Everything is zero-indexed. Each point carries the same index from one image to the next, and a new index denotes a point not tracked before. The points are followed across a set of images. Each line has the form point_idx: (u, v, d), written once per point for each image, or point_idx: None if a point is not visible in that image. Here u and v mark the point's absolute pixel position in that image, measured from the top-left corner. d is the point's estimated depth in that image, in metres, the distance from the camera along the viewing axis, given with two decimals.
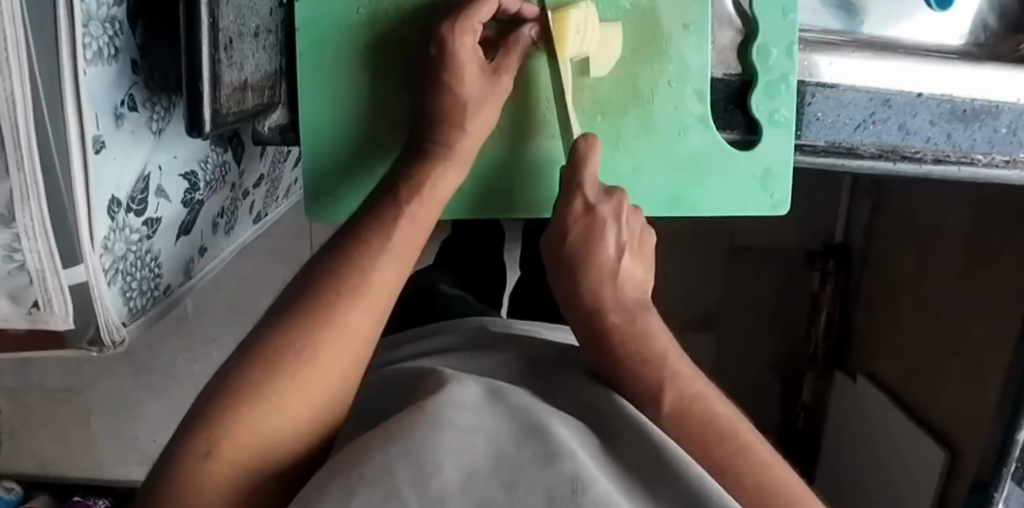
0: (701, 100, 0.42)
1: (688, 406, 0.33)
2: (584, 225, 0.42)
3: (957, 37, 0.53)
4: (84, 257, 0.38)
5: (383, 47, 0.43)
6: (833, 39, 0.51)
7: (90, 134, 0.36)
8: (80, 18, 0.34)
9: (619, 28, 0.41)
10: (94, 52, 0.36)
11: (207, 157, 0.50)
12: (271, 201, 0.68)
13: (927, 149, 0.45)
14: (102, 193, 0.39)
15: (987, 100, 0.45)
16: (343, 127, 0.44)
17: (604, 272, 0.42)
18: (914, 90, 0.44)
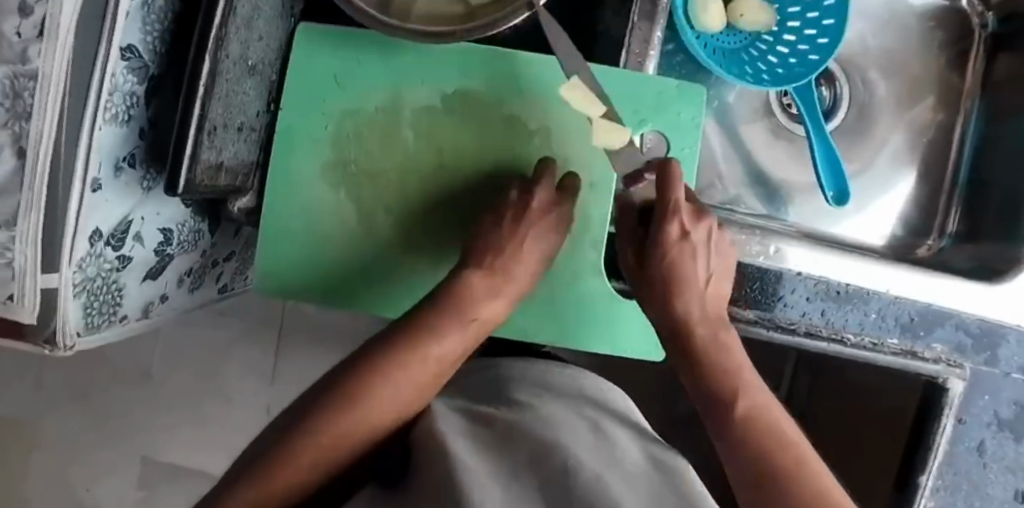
0: (596, 249, 0.47)
1: (754, 418, 0.40)
2: (677, 249, 0.44)
3: (877, 238, 0.61)
4: (60, 268, 0.44)
5: (354, 164, 0.47)
6: (759, 221, 0.57)
7: (90, 175, 0.44)
8: (107, 88, 0.43)
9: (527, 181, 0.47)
10: (112, 116, 0.45)
11: (184, 221, 0.57)
12: (239, 277, 0.75)
13: (802, 321, 0.51)
14: (88, 224, 0.45)
15: (859, 287, 0.52)
16: (331, 236, 0.48)
17: (692, 295, 0.44)
18: (793, 267, 0.51)
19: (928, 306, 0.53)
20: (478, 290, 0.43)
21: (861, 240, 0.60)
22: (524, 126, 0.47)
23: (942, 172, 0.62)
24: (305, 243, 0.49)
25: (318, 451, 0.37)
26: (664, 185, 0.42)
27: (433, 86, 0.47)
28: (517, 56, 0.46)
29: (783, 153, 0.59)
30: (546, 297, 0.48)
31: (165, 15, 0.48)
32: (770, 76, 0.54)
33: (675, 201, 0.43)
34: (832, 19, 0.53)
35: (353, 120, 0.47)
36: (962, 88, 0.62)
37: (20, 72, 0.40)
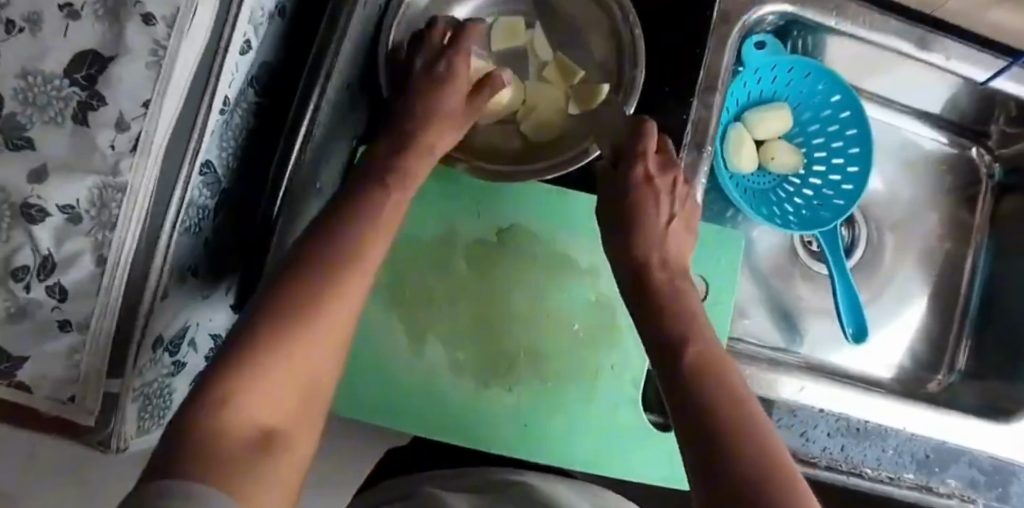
0: (634, 384, 0.51)
1: (705, 363, 0.34)
2: (637, 191, 0.42)
3: (884, 370, 0.63)
4: (124, 373, 0.45)
5: (410, 291, 0.50)
6: (775, 354, 0.60)
7: (160, 286, 0.46)
8: (184, 201, 0.45)
9: (576, 314, 0.50)
10: (185, 230, 0.47)
11: (236, 327, 0.58)
12: None
13: (823, 455, 0.54)
14: (153, 331, 0.47)
15: (879, 424, 0.55)
16: (388, 359, 0.49)
17: (651, 234, 0.42)
18: (815, 405, 0.53)
19: (944, 444, 0.55)
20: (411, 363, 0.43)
21: (869, 372, 0.63)
22: (573, 265, 0.50)
23: (952, 309, 0.65)
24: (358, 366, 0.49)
25: (288, 358, 0.32)
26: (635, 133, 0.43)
27: (489, 222, 0.50)
28: (570, 198, 0.50)
29: (800, 287, 0.63)
30: (579, 430, 0.50)
31: (240, 131, 0.50)
32: (797, 217, 0.59)
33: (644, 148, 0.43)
34: (856, 167, 0.59)
35: (408, 250, 0.50)
36: (973, 223, 0.67)
37: (110, 184, 0.40)
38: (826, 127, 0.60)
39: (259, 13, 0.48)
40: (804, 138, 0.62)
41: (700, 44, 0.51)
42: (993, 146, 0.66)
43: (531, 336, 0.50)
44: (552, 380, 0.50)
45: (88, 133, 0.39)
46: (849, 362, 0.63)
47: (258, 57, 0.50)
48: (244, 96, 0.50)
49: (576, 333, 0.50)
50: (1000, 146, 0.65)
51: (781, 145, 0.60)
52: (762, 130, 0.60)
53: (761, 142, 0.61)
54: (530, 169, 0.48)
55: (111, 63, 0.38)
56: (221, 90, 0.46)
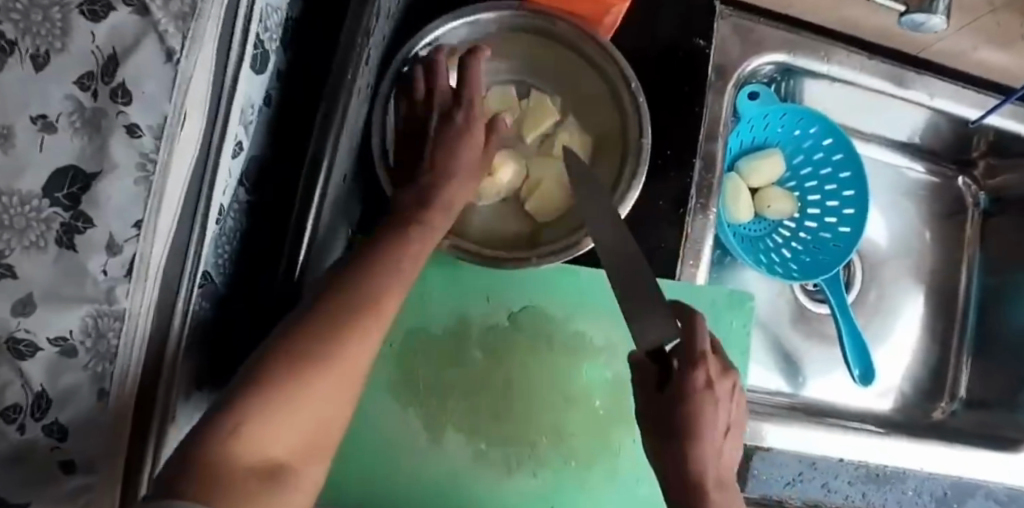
0: None
1: None
2: (701, 401, 0.35)
3: (883, 403, 0.64)
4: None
5: (424, 385, 0.48)
6: (778, 400, 0.61)
7: (169, 408, 0.43)
8: (184, 318, 0.43)
9: (595, 391, 0.49)
10: (188, 347, 0.44)
11: None
12: None
13: (846, 503, 0.55)
14: (162, 456, 0.43)
15: (897, 466, 0.55)
16: (406, 456, 0.48)
17: (707, 450, 0.35)
18: (836, 455, 0.54)
19: (960, 479, 0.56)
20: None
21: (870, 406, 0.64)
22: (589, 343, 0.49)
23: (949, 334, 0.67)
24: (378, 466, 0.48)
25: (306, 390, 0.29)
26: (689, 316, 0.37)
27: (499, 306, 0.48)
28: (580, 275, 0.49)
29: (799, 330, 0.64)
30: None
31: (234, 233, 0.48)
32: (798, 266, 0.60)
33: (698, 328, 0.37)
34: (852, 209, 0.59)
35: (418, 340, 0.48)
36: (963, 238, 0.68)
37: (107, 312, 0.28)
38: (818, 170, 0.60)
39: (249, 110, 0.46)
40: (796, 182, 0.62)
41: (698, 103, 0.51)
42: (978, 176, 0.67)
43: (553, 419, 0.49)
44: (576, 462, 0.49)
45: (74, 257, 0.27)
46: (852, 399, 0.63)
47: (249, 153, 0.48)
48: (235, 198, 0.47)
49: (598, 411, 0.49)
50: (986, 177, 0.66)
51: (774, 192, 0.60)
52: (757, 179, 0.60)
53: (756, 190, 0.61)
54: (536, 261, 0.45)
55: (95, 180, 0.27)
56: (215, 198, 0.44)
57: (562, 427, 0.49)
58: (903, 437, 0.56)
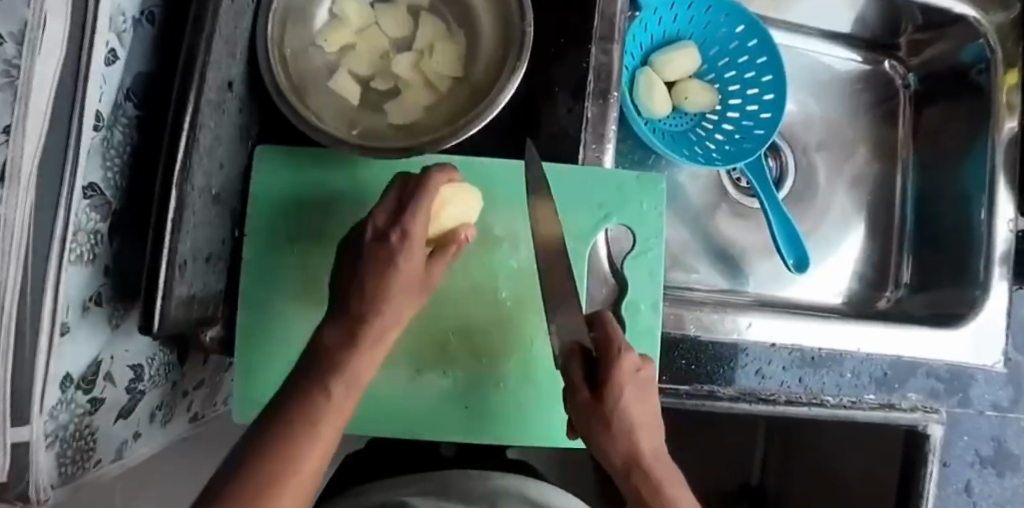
0: None
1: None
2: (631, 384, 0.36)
3: (834, 296, 0.63)
4: (31, 419, 0.41)
5: None
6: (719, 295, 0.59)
7: (58, 320, 0.42)
8: (72, 228, 0.43)
9: (503, 282, 0.48)
10: (76, 257, 0.44)
11: (155, 353, 0.55)
12: (211, 403, 0.70)
13: (781, 391, 0.52)
14: (58, 370, 0.44)
15: (833, 350, 0.53)
16: None
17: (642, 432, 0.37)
18: (768, 340, 0.51)
19: (900, 359, 0.55)
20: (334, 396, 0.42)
21: (821, 300, 0.62)
22: (491, 233, 0.48)
23: (892, 223, 0.65)
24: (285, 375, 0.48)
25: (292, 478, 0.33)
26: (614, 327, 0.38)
27: None
28: (480, 164, 0.48)
29: (733, 227, 0.62)
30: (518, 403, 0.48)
31: (125, 148, 0.48)
32: (720, 154, 0.58)
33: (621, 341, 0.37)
34: (771, 95, 0.58)
35: None
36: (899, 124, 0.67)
37: None
38: (735, 60, 0.60)
39: (121, 20, 0.45)
40: (716, 74, 0.60)
41: None
42: (904, 56, 0.66)
43: (463, 314, 0.48)
44: (488, 357, 0.48)
45: None
46: (805, 294, 0.62)
47: (132, 68, 0.48)
48: (122, 110, 0.48)
49: (504, 302, 0.48)
50: (911, 55, 0.65)
51: (694, 84, 0.59)
52: (671, 71, 0.58)
53: (673, 85, 0.59)
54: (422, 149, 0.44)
55: None
56: (91, 106, 0.43)
57: (470, 322, 0.48)
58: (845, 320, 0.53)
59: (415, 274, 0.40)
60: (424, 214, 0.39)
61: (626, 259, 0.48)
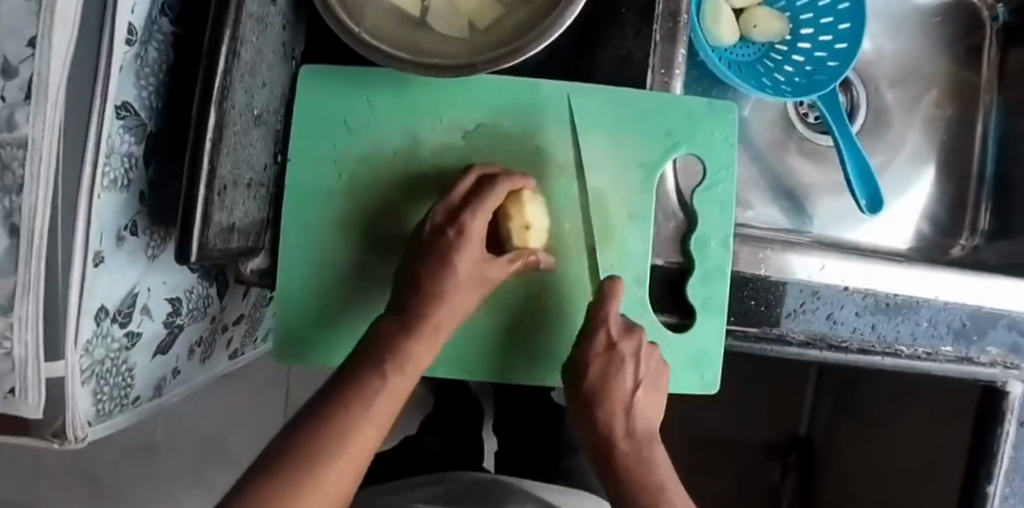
0: (639, 285, 0.45)
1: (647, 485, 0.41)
2: (603, 358, 0.42)
3: (900, 242, 0.59)
4: (65, 354, 0.39)
5: (379, 219, 0.46)
6: (783, 233, 0.56)
7: (92, 248, 0.38)
8: (105, 151, 0.38)
9: (569, 208, 0.45)
10: (110, 181, 0.40)
11: (193, 286, 0.52)
12: (250, 339, 0.68)
13: (853, 338, 0.48)
14: (93, 301, 0.40)
15: (908, 296, 0.49)
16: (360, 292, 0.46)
17: (614, 403, 0.43)
18: (841, 283, 0.48)
19: (979, 309, 0.51)
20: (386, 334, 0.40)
21: (886, 244, 0.59)
22: (552, 160, 0.45)
23: (968, 166, 0.60)
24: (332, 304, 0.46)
25: (353, 448, 0.36)
26: (606, 301, 0.42)
27: (453, 125, 0.44)
28: (544, 87, 0.44)
29: (798, 164, 0.59)
30: None
31: (160, 66, 0.44)
32: (790, 87, 0.53)
33: (607, 315, 0.43)
34: (847, 24, 0.53)
35: (369, 168, 0.45)
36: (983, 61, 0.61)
37: None
38: None
39: None
40: (788, 1, 0.56)
41: None
42: None
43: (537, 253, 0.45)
44: (550, 291, 0.46)
45: None
46: (873, 237, 0.58)
47: None
48: (157, 26, 0.43)
49: (566, 234, 0.45)
50: None
51: (762, 11, 0.54)
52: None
53: (740, 12, 0.55)
54: (484, 66, 0.39)
55: None
56: (121, 18, 0.38)
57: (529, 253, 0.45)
58: (921, 265, 0.50)
59: (468, 260, 0.41)
60: (478, 240, 0.42)
61: (697, 191, 0.45)
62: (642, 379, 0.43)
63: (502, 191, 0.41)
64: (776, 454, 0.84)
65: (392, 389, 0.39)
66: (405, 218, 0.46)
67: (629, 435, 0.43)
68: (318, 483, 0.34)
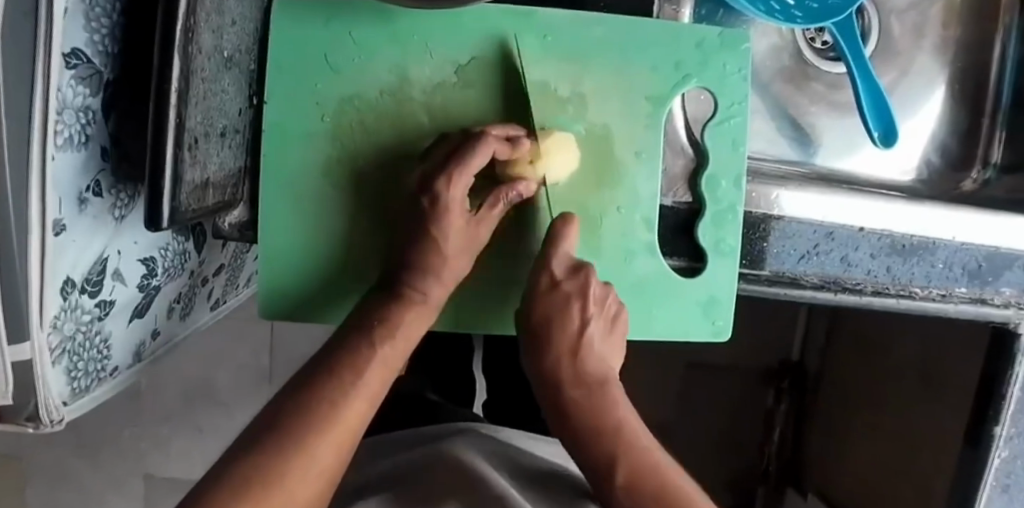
0: (648, 227, 0.42)
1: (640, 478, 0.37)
2: (546, 298, 0.40)
3: (906, 173, 0.57)
4: (30, 334, 0.35)
5: (371, 163, 0.42)
6: (789, 167, 0.54)
7: (51, 216, 0.35)
8: (54, 107, 0.34)
9: (574, 138, 0.41)
10: (65, 139, 0.35)
11: (168, 243, 0.48)
12: (232, 287, 0.65)
13: (867, 281, 0.46)
14: (56, 275, 0.37)
15: (925, 237, 0.47)
16: (348, 242, 0.43)
17: (562, 355, 0.41)
18: (854, 224, 0.46)
19: (997, 249, 0.48)
20: (385, 303, 0.39)
21: (889, 178, 0.57)
22: (554, 95, 0.41)
23: (982, 98, 0.58)
24: (320, 257, 0.43)
25: (348, 414, 0.34)
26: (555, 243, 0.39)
27: (445, 59, 0.41)
28: (544, 16, 0.41)
29: (807, 92, 0.56)
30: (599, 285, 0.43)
31: (113, 5, 0.38)
32: (802, 12, 0.48)
33: (552, 255, 0.40)
34: None
35: (355, 109, 0.41)
36: None
37: None
38: None
39: None
40: None
41: None
42: None
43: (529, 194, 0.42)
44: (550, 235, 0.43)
45: None
46: (869, 170, 0.56)
47: None
48: None
49: (572, 175, 0.42)
50: None
51: None
52: None
53: None
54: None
55: None
56: None
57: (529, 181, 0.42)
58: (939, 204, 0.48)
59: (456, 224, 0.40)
60: (458, 206, 0.40)
61: (707, 126, 0.43)
62: (590, 320, 0.41)
63: (488, 150, 0.38)
64: (772, 378, 0.86)
65: (382, 359, 0.37)
66: (395, 164, 0.42)
67: (577, 381, 0.41)
68: (311, 455, 0.32)
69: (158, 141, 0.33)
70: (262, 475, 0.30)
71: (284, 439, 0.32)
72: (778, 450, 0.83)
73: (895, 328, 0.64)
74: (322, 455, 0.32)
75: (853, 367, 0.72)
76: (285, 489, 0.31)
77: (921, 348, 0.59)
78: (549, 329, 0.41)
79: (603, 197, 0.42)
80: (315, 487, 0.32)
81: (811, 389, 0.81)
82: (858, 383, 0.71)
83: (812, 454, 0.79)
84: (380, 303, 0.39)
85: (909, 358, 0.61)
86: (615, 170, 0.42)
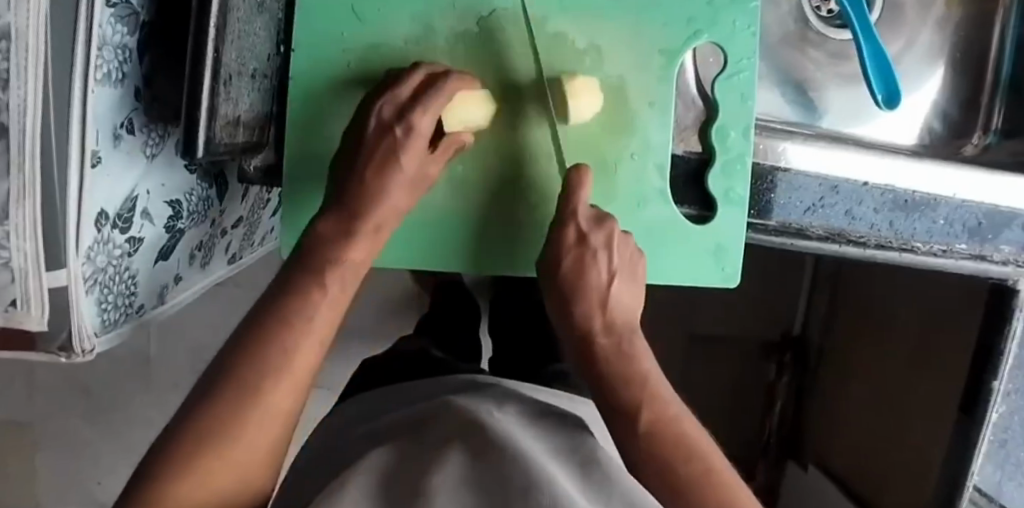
0: (661, 174, 0.44)
1: (662, 431, 0.36)
2: (575, 252, 0.40)
3: (909, 138, 0.59)
4: (67, 261, 0.37)
5: None
6: (795, 129, 0.55)
7: (90, 148, 0.36)
8: (96, 42, 0.35)
9: (596, 81, 0.42)
10: (104, 74, 0.37)
11: (192, 189, 0.50)
12: (247, 244, 0.67)
13: (871, 235, 0.48)
14: (93, 205, 0.38)
15: (927, 194, 0.49)
16: None
17: (590, 307, 0.40)
18: (859, 179, 0.47)
19: (995, 208, 0.50)
20: (331, 235, 0.38)
21: (896, 140, 0.59)
22: (570, 46, 0.43)
23: (985, 69, 0.60)
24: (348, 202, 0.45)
25: (319, 320, 0.37)
26: (575, 192, 0.40)
27: (467, 10, 0.42)
28: None
29: (814, 58, 0.57)
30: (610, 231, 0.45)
31: None
32: None
33: (575, 206, 0.41)
34: None
35: (380, 57, 0.43)
36: None
37: None
38: None
39: None
40: None
41: None
42: None
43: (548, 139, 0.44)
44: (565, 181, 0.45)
45: None
46: (876, 134, 0.58)
47: None
48: None
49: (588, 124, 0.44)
50: None
51: None
52: None
53: None
54: None
55: None
56: None
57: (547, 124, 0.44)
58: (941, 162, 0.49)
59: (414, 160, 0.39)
60: (422, 139, 0.39)
61: (716, 80, 0.44)
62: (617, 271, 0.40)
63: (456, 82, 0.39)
64: (773, 351, 0.88)
65: (357, 264, 0.39)
66: None
67: (607, 331, 0.40)
68: (285, 364, 0.35)
69: (197, 76, 0.34)
70: (240, 380, 0.34)
71: (262, 345, 0.35)
72: (779, 423, 0.84)
73: (895, 294, 0.65)
74: (298, 352, 0.36)
75: (856, 336, 0.73)
76: (259, 392, 0.34)
77: (920, 310, 0.61)
78: (580, 280, 0.40)
79: (618, 143, 0.44)
80: (272, 425, 0.34)
81: (813, 360, 0.82)
82: (858, 350, 0.72)
83: (812, 422, 0.80)
84: (330, 234, 0.38)
85: (908, 321, 0.63)
86: (630, 118, 0.44)
